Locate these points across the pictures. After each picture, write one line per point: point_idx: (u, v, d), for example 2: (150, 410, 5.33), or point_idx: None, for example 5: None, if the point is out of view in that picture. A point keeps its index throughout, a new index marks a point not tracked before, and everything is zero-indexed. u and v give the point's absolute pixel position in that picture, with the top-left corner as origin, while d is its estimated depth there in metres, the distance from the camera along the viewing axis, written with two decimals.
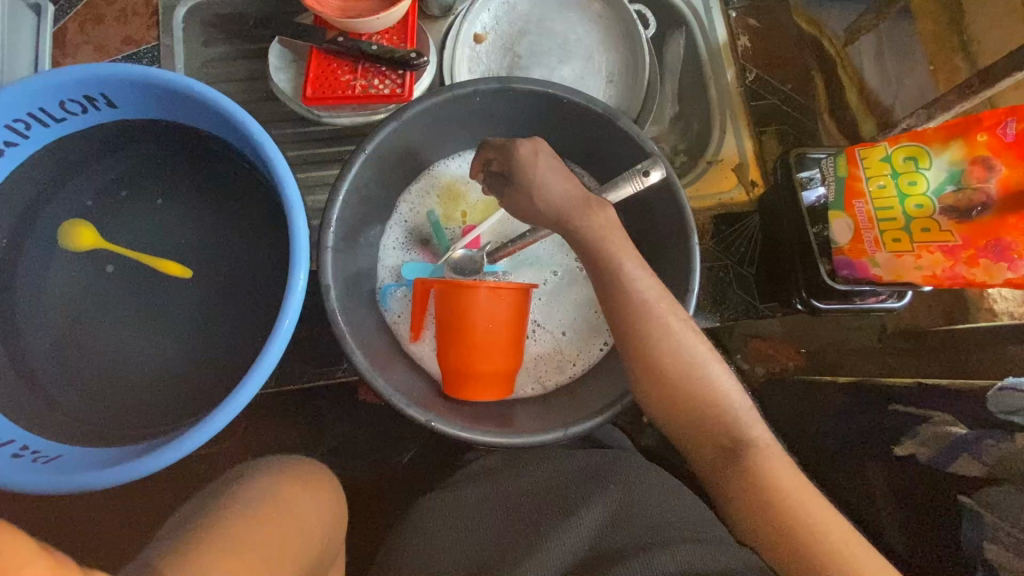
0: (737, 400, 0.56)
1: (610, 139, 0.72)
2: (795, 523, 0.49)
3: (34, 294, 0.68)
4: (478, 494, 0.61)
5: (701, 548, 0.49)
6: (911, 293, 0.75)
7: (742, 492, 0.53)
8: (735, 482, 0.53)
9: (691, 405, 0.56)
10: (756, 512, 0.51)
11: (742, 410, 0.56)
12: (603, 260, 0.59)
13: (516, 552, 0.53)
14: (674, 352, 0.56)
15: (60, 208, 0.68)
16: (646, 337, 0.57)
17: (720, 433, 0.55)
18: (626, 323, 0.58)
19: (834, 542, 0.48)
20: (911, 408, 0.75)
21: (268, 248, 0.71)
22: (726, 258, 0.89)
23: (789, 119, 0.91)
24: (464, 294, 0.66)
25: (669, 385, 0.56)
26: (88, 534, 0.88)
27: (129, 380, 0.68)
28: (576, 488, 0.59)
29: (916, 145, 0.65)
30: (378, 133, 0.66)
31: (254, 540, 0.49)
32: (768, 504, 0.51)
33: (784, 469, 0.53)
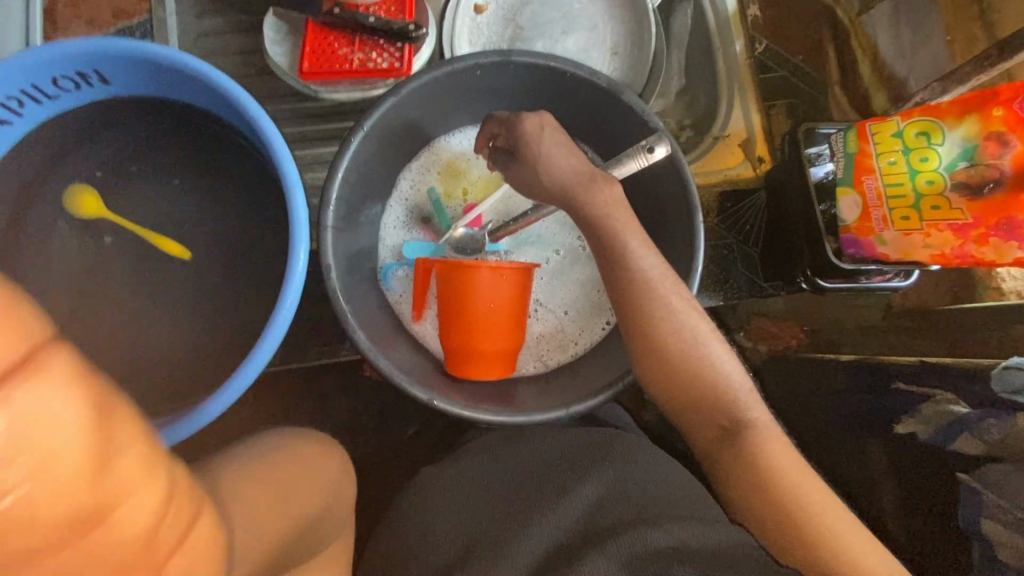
0: (738, 380, 0.57)
1: (614, 114, 0.70)
2: (791, 504, 0.50)
3: (34, 273, 0.68)
4: (481, 468, 0.62)
5: (695, 525, 0.49)
6: (918, 272, 0.73)
7: (738, 472, 0.53)
8: (733, 461, 0.54)
9: (692, 386, 0.56)
10: (753, 491, 0.52)
11: (741, 390, 0.56)
12: (608, 239, 0.58)
13: (514, 526, 0.53)
14: (676, 333, 0.56)
15: (58, 185, 0.68)
16: (649, 317, 0.56)
17: (720, 413, 0.55)
18: (630, 303, 0.57)
19: (828, 523, 0.48)
20: (913, 386, 0.75)
21: (267, 227, 0.71)
22: (732, 237, 0.87)
23: (798, 93, 0.89)
24: (466, 272, 0.66)
25: (671, 365, 0.56)
26: None
27: (133, 359, 0.68)
28: (575, 464, 0.59)
29: (929, 119, 0.63)
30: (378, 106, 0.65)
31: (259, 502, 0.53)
32: (765, 484, 0.51)
33: (782, 452, 0.53)
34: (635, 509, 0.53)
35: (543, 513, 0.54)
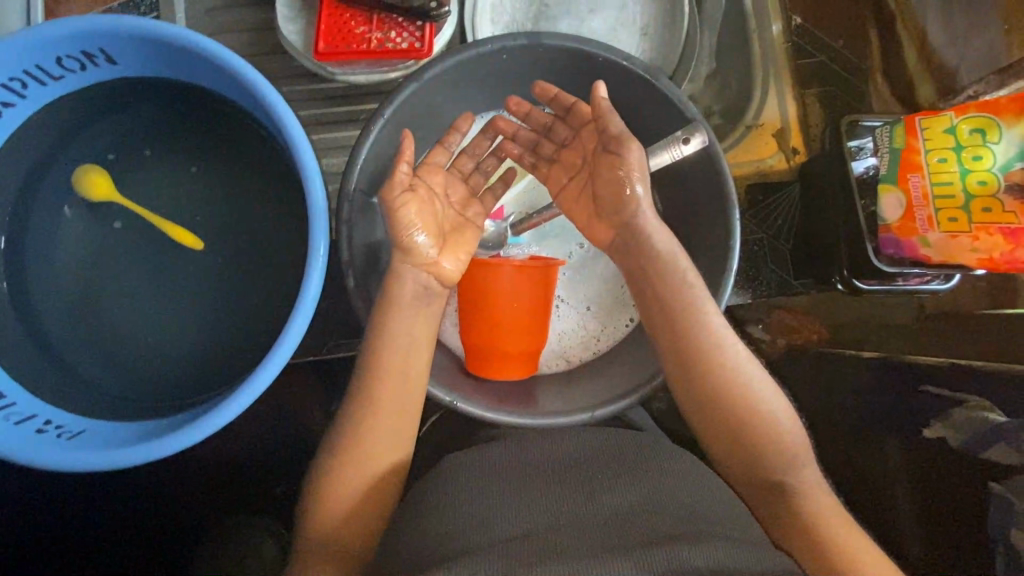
0: (790, 431, 0.60)
1: (648, 101, 0.66)
2: (836, 551, 0.54)
3: (41, 261, 0.65)
4: (497, 467, 0.59)
5: (728, 545, 0.47)
6: (960, 275, 0.70)
7: (787, 521, 0.57)
8: (780, 510, 0.58)
9: (746, 438, 0.59)
10: (804, 539, 0.55)
11: (794, 446, 0.59)
12: (681, 289, 0.61)
13: (531, 525, 0.51)
14: (734, 381, 0.59)
15: (65, 170, 0.65)
16: (711, 371, 0.59)
17: (771, 467, 0.59)
18: (698, 355, 0.60)
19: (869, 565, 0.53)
20: (944, 391, 0.72)
21: (283, 218, 0.68)
22: (762, 231, 0.84)
23: (836, 80, 0.84)
24: (497, 272, 0.66)
25: (728, 417, 0.59)
26: (113, 490, 0.91)
27: (146, 353, 0.66)
28: (598, 474, 0.57)
29: (985, 116, 0.60)
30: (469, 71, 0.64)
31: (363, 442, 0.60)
32: (813, 533, 0.55)
33: (827, 506, 0.57)
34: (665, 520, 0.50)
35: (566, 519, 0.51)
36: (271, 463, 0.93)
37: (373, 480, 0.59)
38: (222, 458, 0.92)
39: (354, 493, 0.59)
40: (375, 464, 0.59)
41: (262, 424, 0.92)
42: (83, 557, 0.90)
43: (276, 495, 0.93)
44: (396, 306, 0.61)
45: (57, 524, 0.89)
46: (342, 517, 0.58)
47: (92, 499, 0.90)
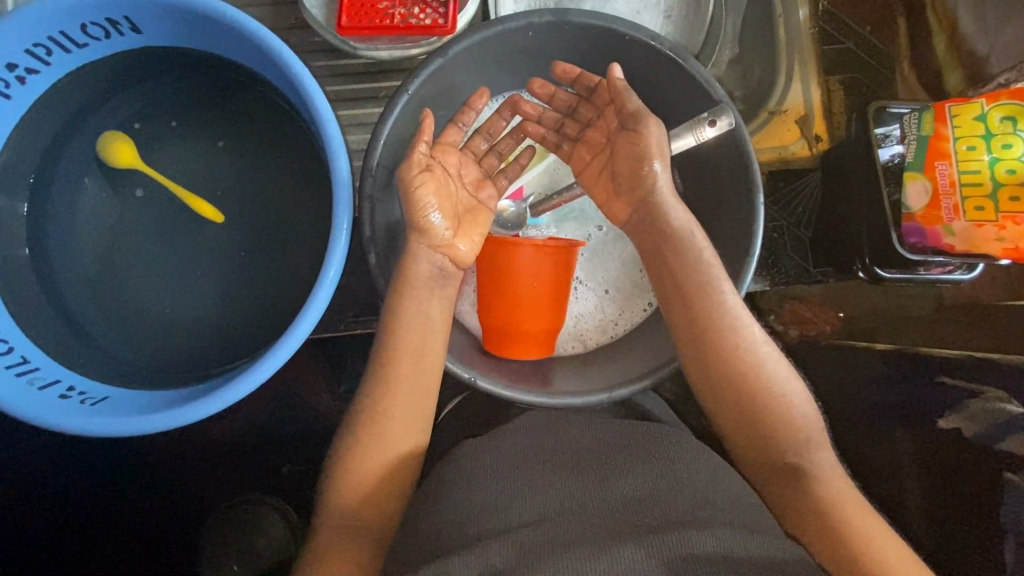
0: (803, 415, 0.59)
1: (674, 83, 0.66)
2: (852, 537, 0.52)
3: (63, 231, 0.66)
4: (512, 449, 0.59)
5: (737, 533, 0.47)
6: (982, 265, 0.70)
7: (804, 504, 0.55)
8: (796, 493, 0.56)
9: (762, 417, 0.59)
10: (817, 523, 0.54)
11: (810, 429, 0.59)
12: (698, 265, 0.61)
13: (544, 507, 0.51)
14: (750, 361, 0.59)
15: (86, 138, 0.65)
16: (729, 349, 0.59)
17: (787, 449, 0.58)
18: (714, 333, 0.60)
19: (884, 551, 0.51)
20: (959, 381, 0.73)
21: (304, 193, 0.68)
22: (781, 219, 0.83)
23: (862, 68, 0.83)
24: (516, 252, 0.65)
25: (745, 396, 0.59)
26: (128, 460, 0.92)
27: (166, 323, 0.67)
28: (609, 459, 0.57)
29: (1016, 103, 0.60)
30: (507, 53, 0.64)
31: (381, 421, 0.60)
32: (830, 518, 0.54)
33: (845, 492, 0.56)
34: (678, 505, 0.51)
35: (580, 499, 0.52)
36: (283, 439, 0.94)
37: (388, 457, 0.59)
38: (235, 433, 0.93)
39: (370, 465, 0.59)
40: (392, 443, 0.59)
41: (274, 400, 0.93)
42: (96, 524, 0.91)
43: (287, 470, 0.95)
44: (412, 285, 0.62)
45: (72, 491, 0.91)
46: (356, 490, 0.58)
47: (108, 468, 0.92)
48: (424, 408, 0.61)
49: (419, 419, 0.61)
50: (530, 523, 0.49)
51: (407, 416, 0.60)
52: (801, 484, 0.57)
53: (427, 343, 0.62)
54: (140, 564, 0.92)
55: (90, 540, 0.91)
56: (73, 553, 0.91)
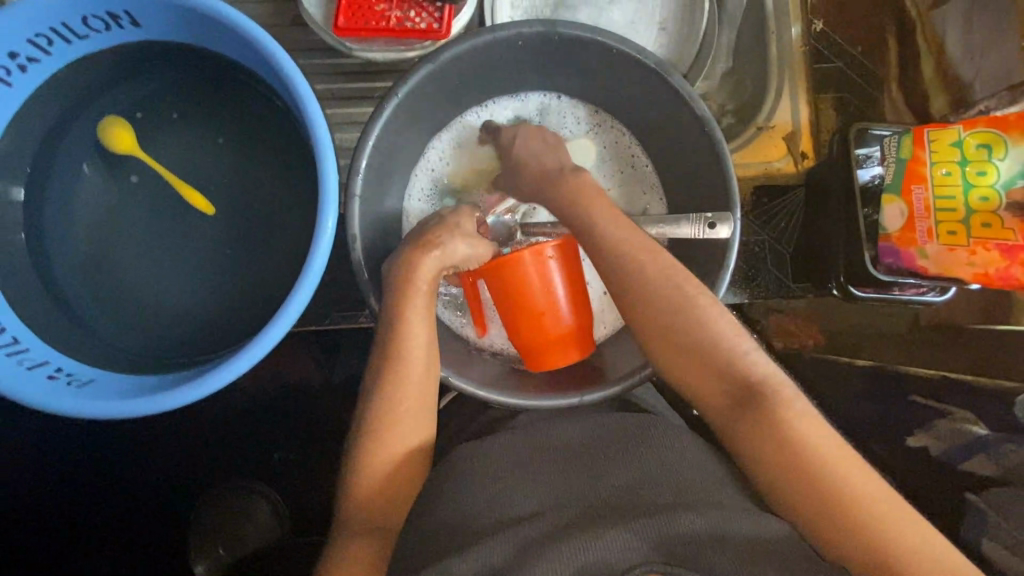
0: (758, 363, 0.56)
1: (659, 97, 0.67)
2: (826, 485, 0.49)
3: (59, 217, 0.68)
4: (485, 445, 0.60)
5: (730, 515, 0.48)
6: (954, 288, 0.71)
7: (773, 458, 0.52)
8: (766, 446, 0.52)
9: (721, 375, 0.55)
10: (789, 479, 0.51)
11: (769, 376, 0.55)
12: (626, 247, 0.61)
13: (540, 502, 0.51)
14: (700, 334, 0.57)
15: (86, 127, 0.67)
16: (677, 315, 0.57)
17: (751, 401, 0.54)
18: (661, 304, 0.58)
19: (852, 485, 0.49)
20: (930, 401, 0.73)
21: (296, 189, 0.69)
22: (763, 234, 0.84)
23: (851, 87, 0.84)
24: (514, 264, 0.65)
25: (703, 361, 0.56)
26: (119, 441, 0.94)
27: (155, 310, 0.69)
28: (611, 443, 0.56)
29: (993, 131, 0.61)
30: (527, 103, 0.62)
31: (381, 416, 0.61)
32: (800, 467, 0.51)
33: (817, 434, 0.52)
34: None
35: (574, 496, 0.52)
36: (269, 426, 0.96)
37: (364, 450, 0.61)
38: (225, 419, 0.96)
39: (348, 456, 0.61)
40: (375, 435, 0.61)
41: (262, 388, 0.95)
42: (88, 502, 0.94)
43: (277, 457, 0.97)
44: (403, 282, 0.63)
45: (64, 471, 0.93)
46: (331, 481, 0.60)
47: (97, 448, 0.94)
48: (427, 412, 0.63)
49: (424, 423, 0.63)
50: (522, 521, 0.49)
51: (411, 419, 0.62)
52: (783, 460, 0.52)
53: (431, 350, 0.63)
54: (129, 543, 0.94)
55: (82, 518, 0.94)
56: (65, 530, 0.93)
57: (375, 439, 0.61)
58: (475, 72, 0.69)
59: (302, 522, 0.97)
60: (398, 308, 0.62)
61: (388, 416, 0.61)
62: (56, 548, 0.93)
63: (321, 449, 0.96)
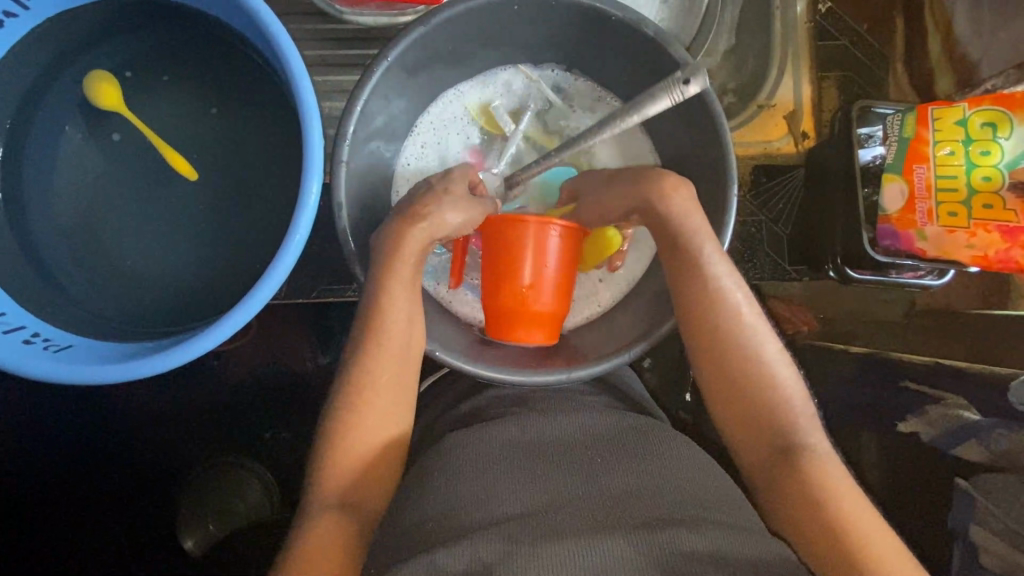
0: (795, 397, 0.57)
1: (658, 68, 0.65)
2: (839, 522, 0.49)
3: (36, 179, 0.65)
4: (475, 433, 0.59)
5: (728, 531, 0.48)
6: (953, 272, 0.70)
7: (790, 486, 0.53)
8: (786, 478, 0.54)
9: (753, 398, 0.57)
10: (802, 507, 0.52)
11: (802, 416, 0.56)
12: (682, 247, 0.59)
13: (531, 504, 0.50)
14: (741, 344, 0.58)
15: (66, 89, 0.65)
16: (723, 334, 0.58)
17: (776, 432, 0.56)
18: (707, 317, 0.58)
19: (864, 528, 0.49)
20: (924, 387, 0.72)
21: (283, 157, 0.68)
22: (760, 215, 0.82)
23: (856, 66, 0.82)
24: (518, 228, 0.63)
25: (740, 382, 0.57)
26: (105, 414, 0.93)
27: (135, 279, 0.67)
28: (613, 449, 0.56)
29: (999, 110, 0.60)
30: (621, 122, 0.58)
31: (355, 400, 0.60)
32: (816, 500, 0.51)
33: (837, 478, 0.53)
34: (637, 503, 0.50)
35: (565, 501, 0.50)
36: (258, 401, 0.95)
37: (345, 425, 0.60)
38: (214, 395, 0.94)
39: (335, 431, 0.60)
40: (352, 414, 0.60)
41: (250, 361, 0.94)
42: (72, 474, 0.93)
43: (267, 434, 0.96)
44: (397, 262, 0.61)
45: (49, 441, 0.92)
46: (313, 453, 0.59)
47: (82, 420, 0.93)
48: (406, 392, 0.62)
49: (403, 408, 0.62)
50: (512, 518, 0.49)
51: (388, 402, 0.61)
52: (788, 465, 0.54)
53: (412, 330, 0.62)
54: (117, 518, 0.94)
55: (69, 492, 0.93)
56: (53, 502, 0.93)
57: (357, 416, 0.60)
58: (469, 39, 0.67)
59: (291, 499, 0.96)
60: (380, 284, 0.60)
61: (365, 394, 0.60)
62: (41, 519, 0.93)
63: (311, 426, 0.95)
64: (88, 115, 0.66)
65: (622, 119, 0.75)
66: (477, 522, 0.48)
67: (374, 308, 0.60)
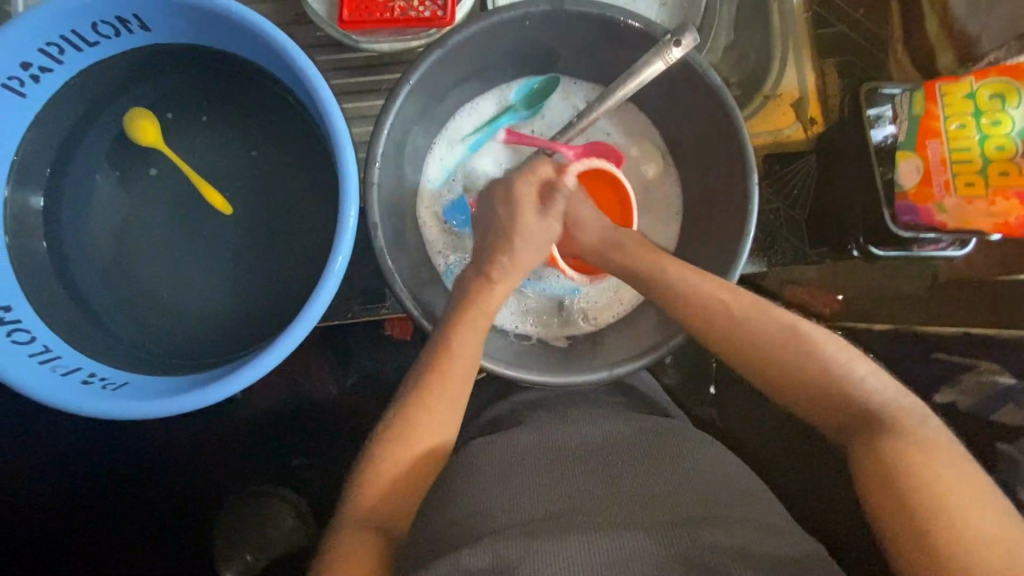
0: (858, 379, 0.56)
1: (667, 69, 0.67)
2: (914, 492, 0.46)
3: (77, 225, 0.68)
4: (501, 440, 0.60)
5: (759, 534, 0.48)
6: (974, 241, 0.72)
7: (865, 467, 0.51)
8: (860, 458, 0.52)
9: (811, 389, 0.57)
10: (877, 485, 0.49)
11: (873, 397, 0.55)
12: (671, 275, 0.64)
13: (556, 505, 0.51)
14: (782, 346, 0.58)
15: (100, 136, 0.68)
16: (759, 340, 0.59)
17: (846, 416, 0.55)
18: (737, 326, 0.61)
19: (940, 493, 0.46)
20: (954, 356, 0.74)
21: (312, 183, 0.70)
22: (778, 200, 0.83)
23: (856, 52, 0.84)
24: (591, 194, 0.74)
25: (794, 376, 0.58)
26: (145, 450, 0.95)
27: (176, 314, 0.69)
28: (653, 455, 0.56)
29: (1005, 81, 0.63)
30: (616, 91, 0.64)
31: (405, 429, 0.59)
32: (890, 475, 0.48)
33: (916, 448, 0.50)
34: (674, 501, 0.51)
35: (599, 498, 0.51)
36: (291, 428, 0.96)
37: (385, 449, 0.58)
38: (247, 427, 0.96)
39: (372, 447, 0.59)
40: (401, 434, 0.59)
41: (282, 387, 0.96)
42: (116, 511, 0.94)
43: (298, 459, 0.97)
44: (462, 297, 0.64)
45: (92, 480, 0.94)
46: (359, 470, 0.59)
47: (123, 456, 0.95)
48: (456, 413, 0.61)
49: (445, 427, 0.61)
50: (537, 519, 0.49)
51: (434, 427, 0.60)
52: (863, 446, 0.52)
53: (464, 356, 0.62)
54: (162, 552, 0.95)
55: (112, 532, 0.94)
56: (97, 543, 0.94)
57: (394, 434, 0.59)
58: (484, 57, 0.69)
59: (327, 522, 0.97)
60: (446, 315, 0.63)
61: (414, 417, 0.59)
62: (88, 558, 0.94)
63: (344, 447, 0.96)
64: (122, 160, 0.69)
65: (633, 120, 0.77)
66: (513, 524, 0.49)
67: (451, 325, 0.62)
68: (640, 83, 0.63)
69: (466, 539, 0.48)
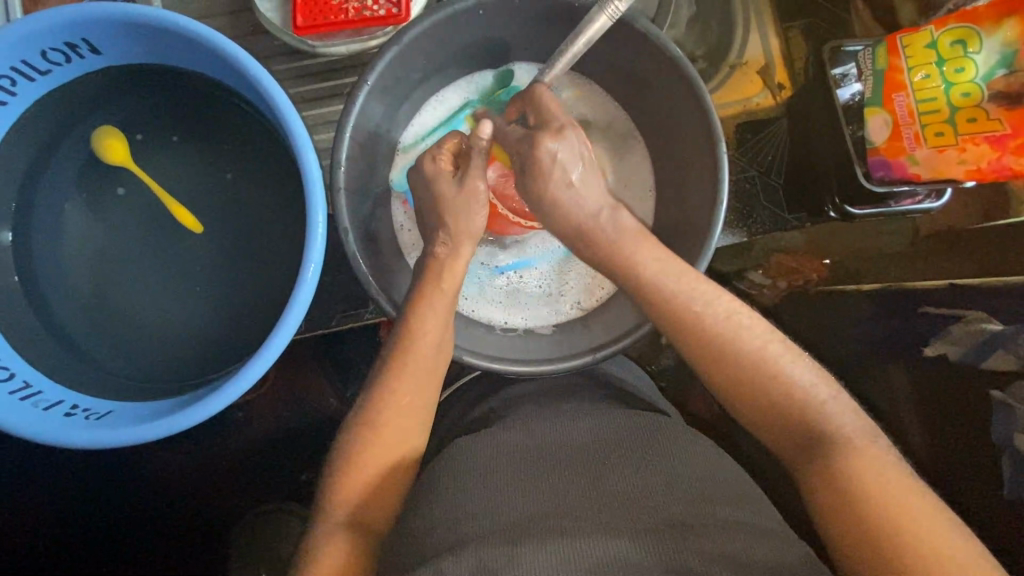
0: (816, 389, 0.53)
1: (627, 45, 0.66)
2: (876, 522, 0.45)
3: (47, 258, 0.67)
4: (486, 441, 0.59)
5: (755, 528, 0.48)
6: (949, 191, 0.73)
7: (829, 491, 0.49)
8: (822, 483, 0.49)
9: (758, 388, 0.53)
10: (842, 511, 0.47)
11: (824, 405, 0.52)
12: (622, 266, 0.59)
13: (539, 505, 0.51)
14: (736, 346, 0.54)
15: (63, 166, 0.67)
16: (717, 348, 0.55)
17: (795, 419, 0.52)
18: (692, 321, 0.56)
19: (905, 523, 0.44)
20: (944, 309, 0.71)
21: (284, 194, 0.69)
22: (752, 168, 0.84)
23: (818, 13, 0.84)
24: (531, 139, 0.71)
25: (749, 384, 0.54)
26: (144, 478, 0.94)
27: (157, 338, 0.68)
28: (634, 448, 0.57)
29: (966, 27, 0.62)
30: (567, 52, 0.60)
31: (368, 441, 0.58)
32: (854, 501, 0.47)
33: (874, 469, 0.48)
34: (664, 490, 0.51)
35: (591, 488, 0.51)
36: (291, 443, 0.96)
37: (376, 461, 0.58)
38: (246, 447, 0.95)
39: (353, 454, 0.58)
40: (382, 445, 0.58)
41: (277, 403, 0.95)
42: (121, 542, 0.94)
43: (305, 475, 0.96)
44: (428, 301, 0.62)
45: (94, 513, 0.93)
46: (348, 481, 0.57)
47: (124, 486, 0.94)
48: (425, 419, 0.61)
49: (413, 432, 0.60)
50: (522, 521, 0.49)
51: (406, 433, 0.60)
52: (823, 463, 0.50)
53: (441, 356, 0.62)
54: None
55: (121, 563, 0.94)
56: None
57: (376, 438, 0.58)
58: (443, 49, 0.69)
59: None
60: (407, 318, 0.62)
61: (378, 428, 0.59)
62: None
63: None
64: (87, 187, 0.68)
65: (601, 99, 0.77)
66: (494, 529, 0.48)
67: (406, 324, 0.61)
68: (589, 41, 0.59)
69: (456, 540, 0.48)
